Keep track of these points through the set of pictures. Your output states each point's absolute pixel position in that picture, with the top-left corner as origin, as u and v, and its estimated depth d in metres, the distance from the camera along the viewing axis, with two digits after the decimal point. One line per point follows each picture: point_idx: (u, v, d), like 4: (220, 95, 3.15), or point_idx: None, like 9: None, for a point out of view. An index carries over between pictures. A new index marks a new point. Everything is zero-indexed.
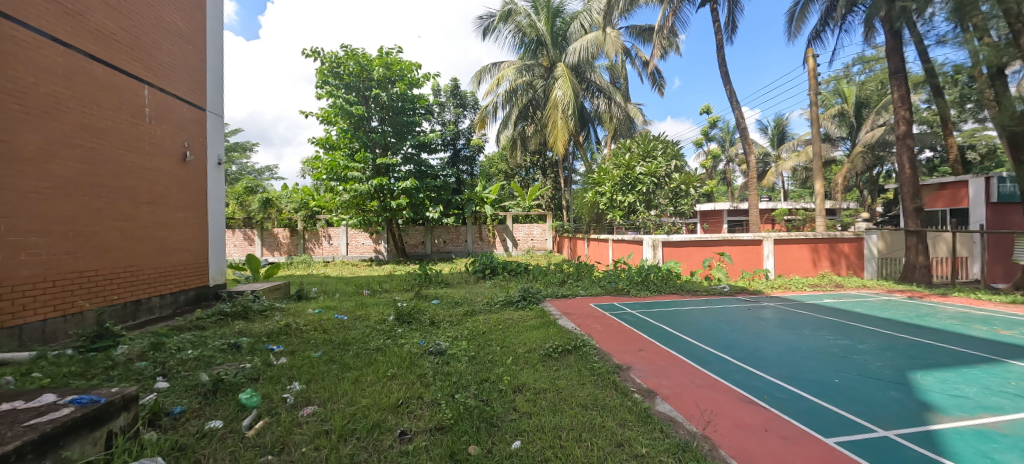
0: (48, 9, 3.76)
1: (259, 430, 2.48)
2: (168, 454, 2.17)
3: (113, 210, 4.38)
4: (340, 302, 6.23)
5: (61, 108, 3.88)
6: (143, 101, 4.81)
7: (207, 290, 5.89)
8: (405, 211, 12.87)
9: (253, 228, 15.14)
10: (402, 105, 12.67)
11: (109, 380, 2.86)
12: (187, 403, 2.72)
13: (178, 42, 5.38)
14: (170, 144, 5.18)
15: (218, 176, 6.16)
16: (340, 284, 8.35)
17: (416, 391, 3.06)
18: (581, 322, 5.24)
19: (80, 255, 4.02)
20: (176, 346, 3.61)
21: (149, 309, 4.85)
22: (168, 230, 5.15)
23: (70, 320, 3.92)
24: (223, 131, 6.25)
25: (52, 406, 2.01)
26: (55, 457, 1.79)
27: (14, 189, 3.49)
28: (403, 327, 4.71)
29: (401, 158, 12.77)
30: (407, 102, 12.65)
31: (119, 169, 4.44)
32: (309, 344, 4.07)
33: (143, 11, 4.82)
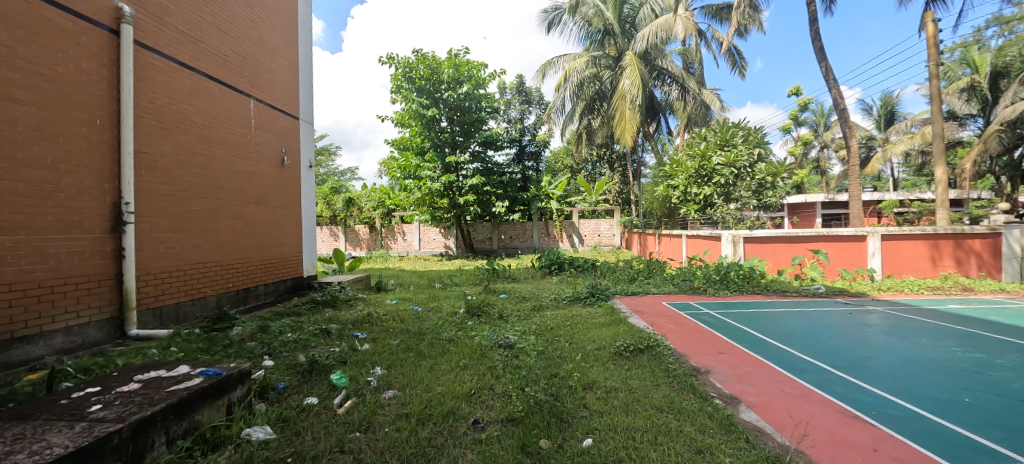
0: (177, 40, 4.41)
1: (348, 409, 2.70)
2: (274, 424, 2.46)
3: (226, 209, 5.02)
4: (414, 294, 6.57)
5: (188, 122, 4.53)
6: (249, 113, 5.46)
7: (301, 281, 6.57)
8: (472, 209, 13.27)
9: (338, 225, 16.68)
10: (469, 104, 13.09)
11: (226, 357, 3.28)
12: (289, 379, 3.03)
13: (276, 60, 6.02)
14: (270, 150, 5.85)
15: (310, 178, 6.83)
16: (413, 277, 8.81)
17: (487, 382, 3.13)
18: (653, 321, 4.99)
19: (204, 249, 4.68)
20: (279, 329, 4.05)
21: (256, 295, 5.54)
22: (270, 227, 5.82)
23: (196, 303, 4.59)
24: (312, 137, 6.89)
25: (186, 376, 2.38)
26: (190, 419, 2.17)
27: (157, 192, 4.14)
28: (473, 320, 4.85)
29: (468, 156, 13.22)
30: (474, 102, 13.04)
31: (230, 173, 5.09)
32: (388, 332, 4.35)
33: (248, 34, 5.45)
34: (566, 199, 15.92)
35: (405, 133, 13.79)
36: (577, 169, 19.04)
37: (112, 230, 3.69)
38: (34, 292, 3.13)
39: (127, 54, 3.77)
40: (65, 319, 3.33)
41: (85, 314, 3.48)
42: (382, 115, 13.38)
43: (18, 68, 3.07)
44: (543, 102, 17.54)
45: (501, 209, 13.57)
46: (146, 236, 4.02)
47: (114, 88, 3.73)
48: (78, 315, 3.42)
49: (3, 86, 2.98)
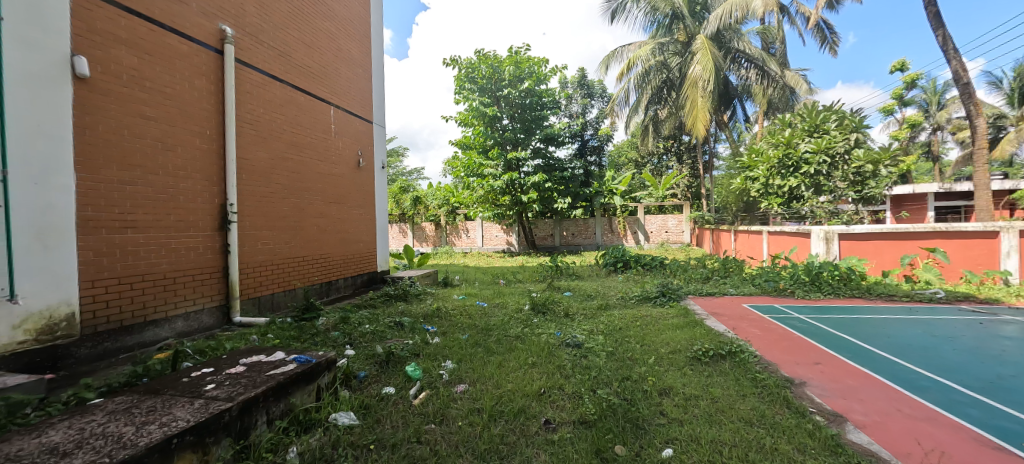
0: (269, 55, 4.83)
1: (423, 400, 2.79)
2: (357, 410, 2.60)
3: (311, 209, 5.45)
4: (480, 290, 6.69)
5: (279, 130, 4.96)
6: (329, 119, 5.87)
7: (376, 275, 6.99)
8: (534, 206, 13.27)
9: (406, 222, 17.55)
10: (530, 101, 13.20)
11: (314, 345, 3.55)
12: (368, 369, 3.21)
13: (352, 68, 6.42)
14: (348, 153, 6.24)
15: (382, 178, 7.21)
16: (478, 273, 8.98)
17: (556, 381, 3.08)
18: (734, 325, 4.62)
19: (293, 245, 5.12)
20: (358, 321, 4.31)
21: (337, 288, 5.97)
22: (348, 225, 6.23)
23: (288, 294, 5.04)
24: (384, 139, 7.27)
25: (282, 361, 2.60)
26: (285, 402, 2.36)
27: (255, 194, 4.58)
28: (539, 317, 4.81)
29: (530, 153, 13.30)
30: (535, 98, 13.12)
31: (314, 176, 5.51)
32: (457, 326, 4.46)
33: (328, 46, 5.86)
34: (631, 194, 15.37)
35: (468, 133, 14.13)
36: (642, 162, 18.28)
37: (220, 228, 4.14)
38: (163, 282, 3.60)
39: (228, 70, 4.19)
40: (184, 305, 3.80)
41: (200, 302, 3.96)
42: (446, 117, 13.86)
43: (146, 88, 3.51)
44: (606, 95, 17.07)
45: (564, 206, 13.44)
46: (248, 234, 4.47)
47: (219, 102, 4.16)
48: (194, 303, 3.89)
49: (136, 105, 3.42)
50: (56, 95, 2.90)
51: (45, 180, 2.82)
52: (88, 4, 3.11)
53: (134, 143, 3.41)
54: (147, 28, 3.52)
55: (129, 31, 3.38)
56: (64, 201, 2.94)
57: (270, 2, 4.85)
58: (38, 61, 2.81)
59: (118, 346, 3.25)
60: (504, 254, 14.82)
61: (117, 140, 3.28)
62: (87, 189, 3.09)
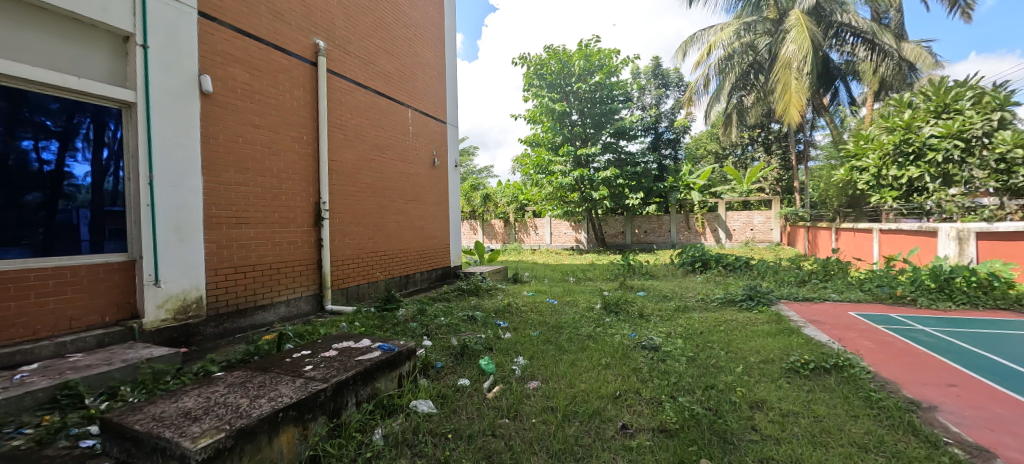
0: (355, 64, 5.22)
1: (497, 394, 2.82)
2: (435, 399, 2.70)
3: (391, 206, 5.81)
4: (549, 287, 6.67)
5: (364, 133, 5.34)
6: (407, 121, 6.20)
7: (449, 270, 7.28)
8: (604, 202, 12.96)
9: (476, 220, 18.15)
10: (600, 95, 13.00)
11: (395, 334, 3.77)
12: (445, 360, 3.32)
13: (428, 71, 6.72)
14: (424, 153, 6.55)
15: (455, 176, 7.47)
16: (547, 271, 8.97)
17: (633, 385, 2.94)
18: (838, 335, 4.08)
19: (376, 240, 5.50)
20: (434, 313, 4.51)
21: (414, 281, 6.31)
22: (424, 222, 6.55)
23: (371, 286, 5.43)
24: (457, 139, 7.53)
25: (368, 348, 2.78)
26: (371, 387, 2.52)
27: (343, 193, 4.98)
28: (611, 317, 4.67)
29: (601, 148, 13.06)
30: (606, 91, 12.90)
31: (394, 175, 5.86)
32: (527, 323, 4.47)
33: (406, 52, 6.18)
34: (711, 189, 14.38)
35: (537, 130, 14.22)
36: (722, 154, 16.96)
37: (314, 224, 4.57)
38: (269, 272, 4.06)
39: (321, 80, 4.60)
40: (285, 293, 4.25)
41: (298, 291, 4.40)
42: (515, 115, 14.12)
43: (256, 100, 3.96)
44: (682, 84, 16.17)
45: (636, 202, 12.99)
46: (337, 229, 4.88)
47: (314, 110, 4.59)
48: (294, 292, 4.34)
49: (248, 115, 3.88)
50: (187, 109, 3.37)
51: (179, 183, 3.29)
52: (211, 29, 3.58)
53: (246, 149, 3.87)
54: (256, 46, 3.96)
55: (242, 50, 3.83)
56: (194, 201, 3.41)
57: (356, 15, 5.23)
58: (174, 81, 3.28)
59: (235, 327, 3.74)
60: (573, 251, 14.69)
61: (233, 146, 3.75)
62: (210, 190, 3.55)
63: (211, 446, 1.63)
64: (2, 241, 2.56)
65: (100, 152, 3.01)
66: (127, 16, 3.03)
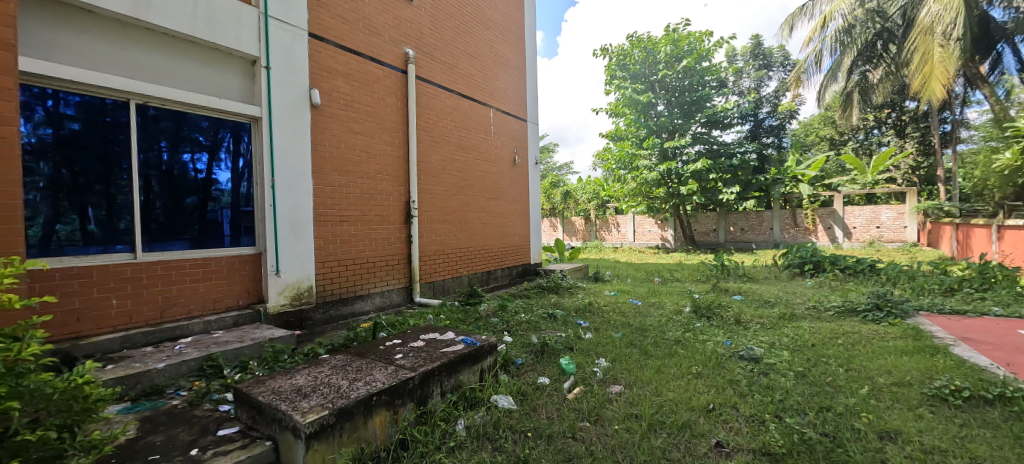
0: (441, 69, 5.47)
1: (578, 396, 2.74)
2: (515, 395, 2.70)
3: (474, 204, 6.01)
4: (632, 287, 6.36)
5: (449, 135, 5.59)
6: (489, 121, 6.36)
7: (529, 267, 7.34)
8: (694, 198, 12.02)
9: (556, 217, 18.16)
10: (689, 82, 12.15)
11: (478, 329, 3.88)
12: (525, 357, 3.32)
13: (508, 71, 6.82)
14: (505, 152, 6.68)
15: (535, 174, 7.49)
16: (630, 269, 8.59)
17: (729, 398, 2.64)
18: (1005, 357, 3.26)
19: (460, 237, 5.73)
20: (514, 309, 4.55)
21: (496, 278, 6.47)
22: (505, 219, 6.67)
23: (455, 280, 5.67)
24: (537, 136, 7.53)
25: (452, 341, 2.89)
26: (455, 379, 2.61)
27: (430, 192, 5.26)
28: (703, 322, 4.29)
29: (691, 139, 12.17)
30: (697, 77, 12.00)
31: (477, 174, 6.05)
32: (610, 323, 4.30)
33: (488, 53, 6.33)
34: (824, 180, 12.53)
35: (620, 124, 13.73)
36: (839, 140, 14.69)
37: (405, 222, 4.89)
38: (366, 265, 4.44)
39: (410, 87, 4.90)
40: (380, 285, 4.62)
41: (391, 283, 4.75)
42: (597, 109, 13.80)
43: (355, 109, 4.35)
44: (788, 63, 14.35)
45: (731, 196, 11.84)
46: (425, 227, 5.17)
47: (404, 115, 4.91)
48: (387, 284, 4.69)
49: (348, 123, 4.28)
50: (299, 120, 3.80)
51: (294, 185, 3.75)
52: (319, 47, 4.01)
53: (347, 154, 4.27)
54: (355, 59, 4.35)
55: (344, 64, 4.24)
56: (306, 201, 3.85)
57: (442, 21, 5.49)
58: (290, 96, 3.73)
59: (338, 314, 4.16)
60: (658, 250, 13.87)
61: (337, 152, 4.16)
62: (318, 192, 3.98)
63: (317, 422, 1.81)
64: (170, 236, 3.15)
65: (236, 162, 3.54)
66: (253, 43, 3.51)
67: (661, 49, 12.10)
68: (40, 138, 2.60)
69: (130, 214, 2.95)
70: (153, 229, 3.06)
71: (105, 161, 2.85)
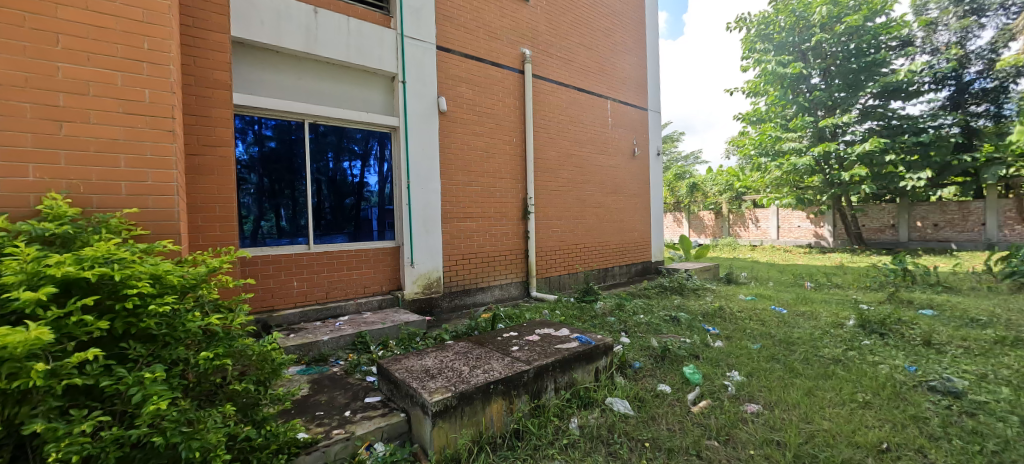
0: (557, 64, 5.46)
1: (705, 410, 2.45)
2: (632, 401, 2.54)
3: (591, 199, 5.89)
4: (775, 292, 5.48)
5: (564, 130, 5.56)
6: (607, 113, 6.14)
7: (649, 265, 6.91)
8: (863, 187, 9.79)
9: (681, 211, 16.82)
10: (857, 46, 9.91)
11: (593, 327, 3.78)
12: (643, 360, 3.11)
13: (627, 58, 6.47)
14: (623, 144, 6.38)
15: (658, 165, 7.00)
16: (772, 271, 7.43)
17: (913, 439, 2.07)
18: None
19: (575, 232, 5.68)
20: (633, 310, 4.32)
21: (613, 275, 6.24)
22: (623, 214, 6.38)
23: (571, 276, 5.65)
24: (660, 125, 7.01)
25: (566, 338, 2.86)
26: (568, 376, 2.57)
27: (546, 188, 5.32)
28: (875, 339, 3.47)
29: (858, 115, 10.00)
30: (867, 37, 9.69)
31: (593, 168, 5.90)
32: (746, 332, 3.76)
33: (605, 42, 6.10)
34: None
35: (760, 104, 11.96)
36: None
37: (522, 218, 5.04)
38: (485, 259, 4.71)
39: (527, 86, 5.01)
40: (498, 278, 4.84)
41: (508, 277, 4.94)
42: (731, 90, 12.24)
43: (477, 112, 4.62)
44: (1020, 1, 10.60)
45: (918, 184, 9.32)
46: (541, 222, 5.25)
47: (522, 113, 5.04)
48: (505, 277, 4.90)
49: (471, 125, 4.57)
50: (430, 126, 4.20)
51: (425, 185, 4.16)
52: (446, 58, 4.36)
53: (471, 155, 4.58)
54: (477, 65, 4.62)
55: (467, 71, 4.54)
56: (435, 199, 4.23)
57: (558, 17, 5.47)
58: (422, 105, 4.15)
59: (462, 303, 4.50)
60: (809, 249, 11.72)
61: (461, 154, 4.49)
62: (445, 191, 4.35)
63: (442, 402, 1.97)
64: (334, 230, 3.79)
65: (382, 166, 4.08)
66: (393, 61, 3.98)
67: (816, 10, 10.09)
68: (250, 155, 3.39)
69: (307, 212, 3.63)
70: (323, 225, 3.73)
71: (290, 170, 3.56)
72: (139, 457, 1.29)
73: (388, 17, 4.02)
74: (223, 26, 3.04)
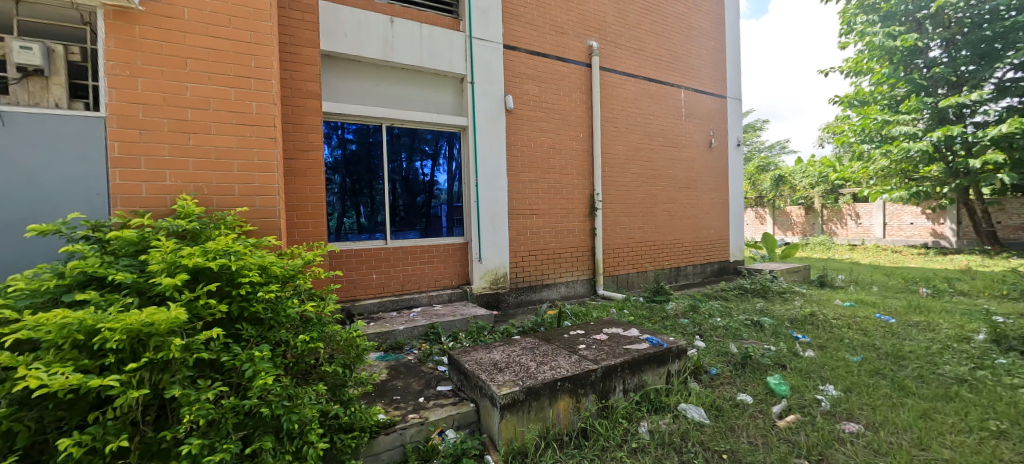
0: (626, 55, 5.27)
1: (792, 425, 2.22)
2: (708, 409, 2.38)
3: (662, 194, 5.62)
4: (880, 298, 4.82)
5: (634, 122, 5.35)
6: (680, 103, 5.81)
7: (727, 265, 6.44)
8: (999, 176, 8.14)
9: (765, 207, 15.50)
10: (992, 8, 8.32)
11: (664, 329, 3.61)
12: (721, 367, 2.91)
13: (703, 43, 6.05)
14: (698, 135, 6.00)
15: (738, 156, 6.48)
16: (877, 275, 6.54)
17: None
18: None
19: (645, 229, 5.45)
20: (708, 312, 4.05)
21: (686, 275, 5.90)
22: (698, 210, 6.01)
23: (640, 275, 5.44)
24: (740, 113, 6.47)
25: (635, 339, 2.77)
26: (638, 378, 2.48)
27: (614, 183, 5.17)
28: (1016, 358, 2.91)
29: (992, 91, 8.41)
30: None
31: (664, 162, 5.62)
32: (844, 342, 3.35)
33: (678, 27, 5.76)
34: None
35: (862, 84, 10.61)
36: None
37: (589, 214, 4.95)
38: (550, 255, 4.70)
39: (594, 79, 4.90)
40: (563, 275, 4.80)
41: (574, 274, 4.88)
42: (825, 70, 10.97)
43: (542, 108, 4.62)
44: None
45: None
46: (608, 219, 5.11)
47: (589, 107, 4.94)
48: (569, 275, 4.84)
49: (537, 122, 4.58)
50: (497, 125, 4.28)
51: (493, 183, 4.25)
52: (512, 56, 4.41)
53: (537, 152, 4.59)
54: (543, 61, 4.62)
55: (533, 67, 4.55)
56: (502, 196, 4.31)
57: (626, 5, 5.27)
58: (489, 104, 4.23)
59: (527, 299, 4.53)
60: (925, 250, 10.10)
61: (527, 151, 4.52)
62: (511, 188, 4.41)
63: (509, 396, 2.00)
64: (407, 227, 4.02)
65: (451, 165, 4.24)
66: (461, 63, 4.11)
67: None
68: (335, 158, 3.70)
69: (384, 210, 3.89)
70: (398, 221, 3.98)
71: (369, 171, 3.83)
72: (250, 424, 1.47)
73: (457, 20, 4.16)
74: (314, 41, 3.35)
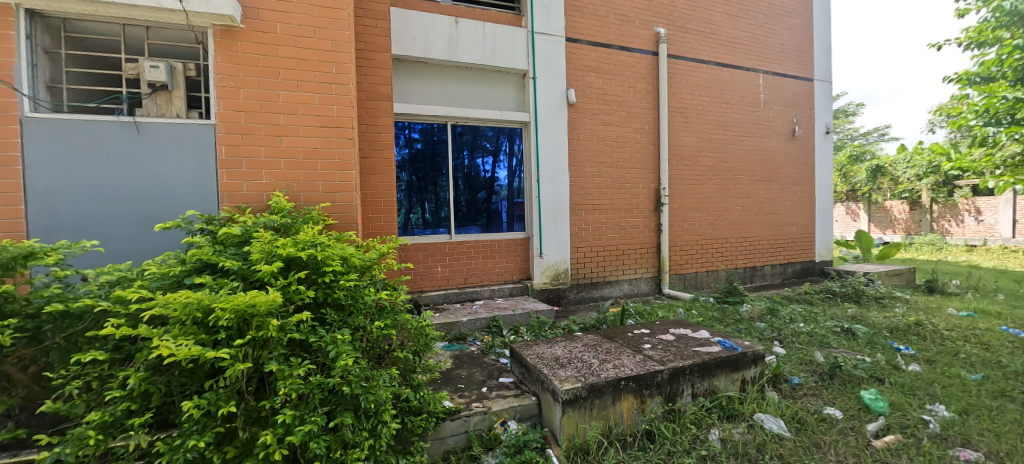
0: (697, 40, 4.97)
1: (892, 447, 1.98)
2: (789, 421, 2.19)
3: (736, 188, 5.25)
4: (1010, 308, 4.11)
5: (705, 112, 5.04)
6: (758, 88, 5.37)
7: (812, 266, 5.87)
8: None
9: (859, 202, 13.91)
10: None
11: (738, 332, 3.38)
12: (804, 376, 2.66)
13: (787, 21, 5.53)
14: (780, 123, 5.51)
15: (827, 145, 5.85)
16: (1005, 280, 5.59)
17: None
18: None
19: (716, 226, 5.13)
20: (790, 316, 3.72)
21: (763, 275, 5.47)
22: (778, 205, 5.53)
23: (710, 274, 5.13)
24: (831, 97, 5.83)
25: (705, 342, 2.62)
26: (708, 383, 2.35)
27: (682, 177, 4.92)
28: None
29: None
30: None
31: (739, 154, 5.24)
32: (962, 357, 2.91)
33: (757, 6, 5.32)
34: None
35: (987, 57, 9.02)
36: None
37: (654, 210, 4.76)
38: (612, 252, 4.59)
39: (661, 68, 4.68)
40: (625, 273, 4.67)
41: (637, 272, 4.72)
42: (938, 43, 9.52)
43: (606, 101, 4.51)
44: None
45: None
46: (675, 215, 4.88)
47: (655, 98, 4.74)
48: (631, 272, 4.69)
49: (600, 115, 4.48)
50: (558, 119, 4.25)
51: (554, 178, 4.23)
52: (575, 49, 4.35)
53: (600, 146, 4.49)
54: (607, 53, 4.50)
55: (596, 59, 4.45)
56: (563, 191, 4.28)
57: None
58: (550, 99, 4.22)
59: (588, 296, 4.47)
60: None
61: (590, 145, 4.44)
62: (573, 182, 4.36)
63: (571, 391, 2.00)
64: (469, 222, 4.14)
65: (511, 161, 4.29)
66: (523, 59, 4.14)
67: None
68: (403, 157, 3.91)
69: (448, 205, 4.04)
70: (461, 216, 4.11)
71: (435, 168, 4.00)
72: (333, 400, 1.59)
73: (519, 17, 4.19)
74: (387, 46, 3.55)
